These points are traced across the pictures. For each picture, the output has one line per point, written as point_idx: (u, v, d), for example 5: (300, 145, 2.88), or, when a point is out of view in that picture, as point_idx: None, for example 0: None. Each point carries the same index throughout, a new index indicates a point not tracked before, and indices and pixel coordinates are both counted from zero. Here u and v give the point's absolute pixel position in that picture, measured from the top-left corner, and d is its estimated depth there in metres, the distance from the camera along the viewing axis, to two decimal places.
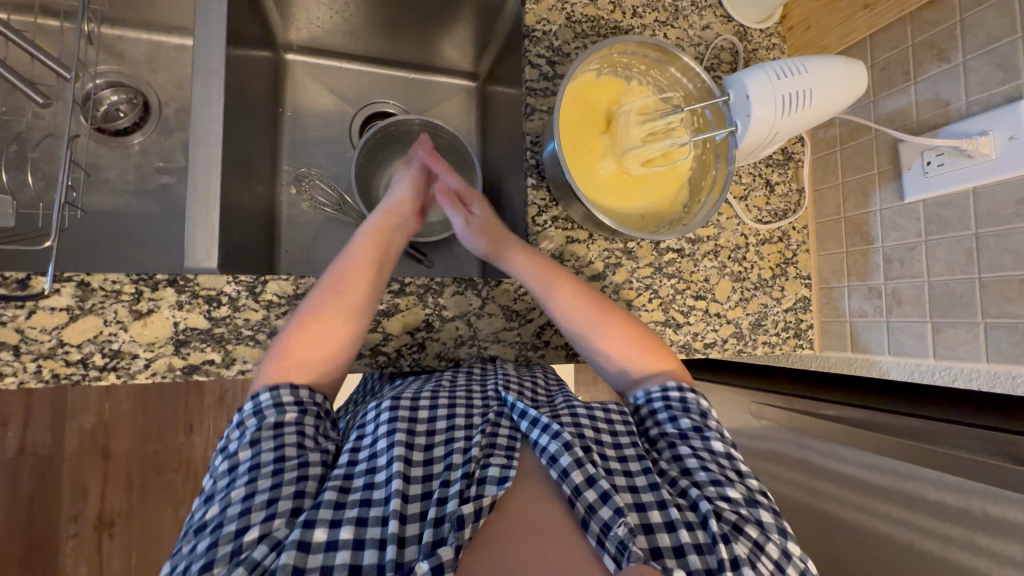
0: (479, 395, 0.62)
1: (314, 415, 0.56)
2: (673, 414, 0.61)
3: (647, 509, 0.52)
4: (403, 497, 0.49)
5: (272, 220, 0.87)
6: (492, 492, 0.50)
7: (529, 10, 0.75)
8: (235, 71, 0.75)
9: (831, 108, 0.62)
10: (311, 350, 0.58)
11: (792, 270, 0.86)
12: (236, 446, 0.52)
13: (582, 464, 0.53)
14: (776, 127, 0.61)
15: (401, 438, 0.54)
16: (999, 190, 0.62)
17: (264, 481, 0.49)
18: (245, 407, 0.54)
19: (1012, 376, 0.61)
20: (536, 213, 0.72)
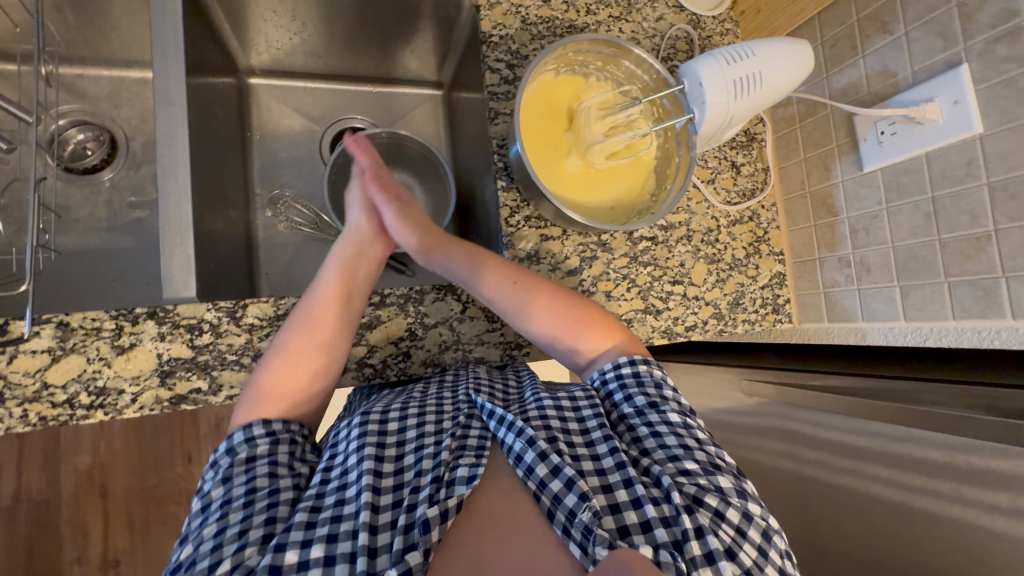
0: (450, 399, 0.63)
1: (287, 442, 0.57)
2: (628, 392, 0.63)
3: (614, 490, 0.54)
4: (372, 508, 0.51)
5: (249, 245, 0.87)
6: (459, 493, 0.52)
7: (484, 16, 0.76)
8: (198, 100, 0.76)
9: (781, 89, 0.64)
10: (292, 386, 0.59)
11: (765, 247, 0.88)
12: (210, 483, 0.54)
13: (546, 456, 0.54)
14: (730, 112, 0.63)
15: (370, 452, 0.55)
16: (949, 154, 0.64)
17: (234, 512, 0.49)
18: (220, 447, 0.56)
19: (979, 330, 0.63)
20: (508, 214, 0.73)
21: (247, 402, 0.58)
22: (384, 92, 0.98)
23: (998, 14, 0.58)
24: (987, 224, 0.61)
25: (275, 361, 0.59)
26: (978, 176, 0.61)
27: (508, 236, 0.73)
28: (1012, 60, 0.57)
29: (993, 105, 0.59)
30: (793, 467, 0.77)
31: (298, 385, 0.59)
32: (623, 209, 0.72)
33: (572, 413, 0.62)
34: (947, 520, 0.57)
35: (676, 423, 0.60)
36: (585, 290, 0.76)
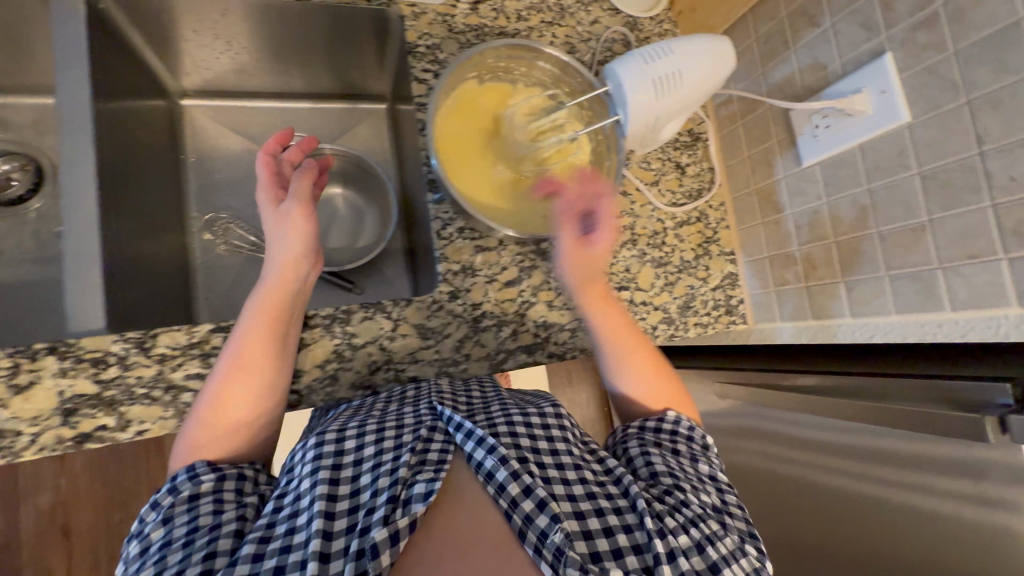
0: (412, 413, 0.59)
1: (234, 475, 0.53)
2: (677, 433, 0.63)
3: (585, 515, 0.51)
4: (326, 536, 0.46)
5: (185, 269, 0.84)
6: (416, 511, 0.48)
7: (409, 26, 0.75)
8: (119, 124, 0.74)
9: (708, 86, 0.62)
10: (224, 436, 0.55)
11: (715, 248, 0.85)
12: (152, 520, 0.49)
13: (519, 476, 0.52)
14: (654, 112, 0.61)
15: (325, 477, 0.50)
16: (882, 144, 0.62)
17: (175, 553, 0.45)
18: (164, 487, 0.51)
19: (922, 325, 0.61)
20: (440, 226, 0.71)
21: (180, 447, 0.54)
22: (322, 108, 0.96)
23: (915, 1, 0.57)
24: (920, 215, 0.59)
25: (206, 408, 0.55)
26: (909, 166, 0.59)
27: (441, 249, 0.71)
28: (932, 47, 0.56)
29: (918, 93, 0.58)
30: (790, 472, 0.78)
31: (234, 434, 0.56)
32: (556, 214, 0.71)
33: (544, 431, 0.58)
34: (945, 518, 0.57)
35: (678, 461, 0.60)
36: (526, 301, 0.73)
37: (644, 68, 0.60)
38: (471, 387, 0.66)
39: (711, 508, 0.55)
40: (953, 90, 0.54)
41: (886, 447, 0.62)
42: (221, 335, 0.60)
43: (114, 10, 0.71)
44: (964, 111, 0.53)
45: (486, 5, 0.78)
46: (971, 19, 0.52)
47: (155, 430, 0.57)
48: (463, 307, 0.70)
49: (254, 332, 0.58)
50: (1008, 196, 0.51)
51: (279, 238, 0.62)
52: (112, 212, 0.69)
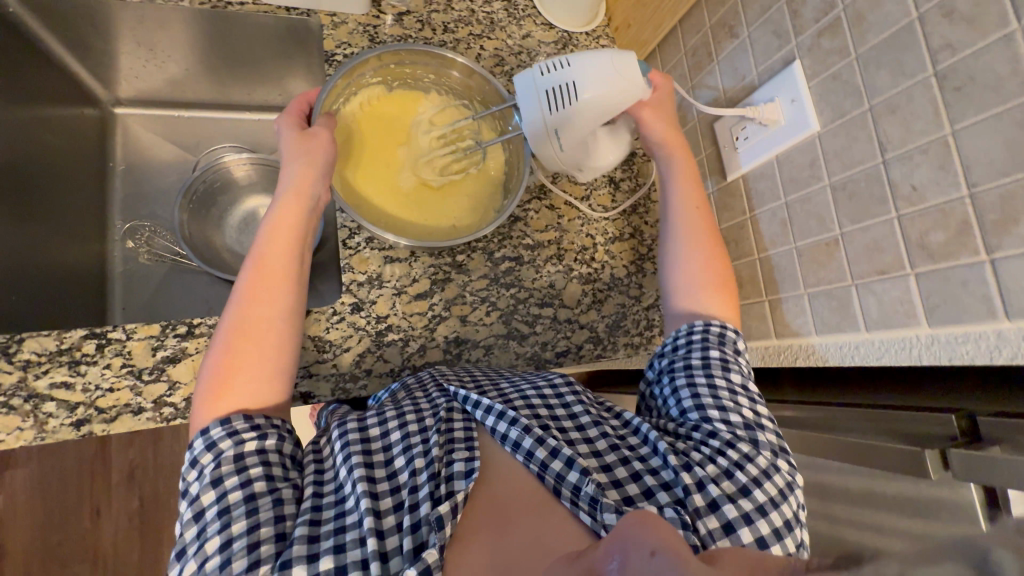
0: (424, 399, 0.58)
1: (274, 434, 0.50)
2: (706, 345, 0.57)
3: (612, 468, 0.51)
4: (375, 514, 0.45)
5: (101, 276, 0.82)
6: (462, 487, 0.47)
7: (327, 35, 0.74)
8: (33, 129, 0.74)
9: (602, 105, 0.58)
10: (241, 360, 0.51)
11: (650, 265, 0.81)
12: (197, 488, 0.46)
13: (543, 439, 0.51)
14: (551, 125, 0.59)
15: (359, 459, 0.49)
16: (796, 154, 0.58)
17: (239, 520, 0.43)
18: (195, 447, 0.48)
19: (839, 347, 0.56)
20: (346, 236, 0.69)
21: (200, 382, 0.51)
22: (262, 120, 0.93)
23: (819, 6, 0.55)
24: (833, 228, 0.55)
25: (225, 333, 0.52)
26: (820, 177, 0.56)
27: (346, 259, 0.68)
28: (836, 52, 0.53)
29: (826, 101, 0.55)
30: None
31: (252, 357, 0.52)
32: (461, 224, 0.70)
33: (558, 399, 0.58)
34: None
35: (709, 373, 0.55)
36: (437, 316, 0.70)
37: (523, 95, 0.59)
38: (473, 371, 0.65)
39: (743, 426, 0.52)
40: (856, 96, 0.51)
41: (829, 486, 0.58)
42: (95, 342, 0.57)
43: (26, 16, 0.71)
44: (867, 118, 0.50)
45: (411, 17, 0.78)
46: (868, 22, 0.50)
47: (10, 443, 0.54)
48: (367, 320, 0.67)
49: (269, 263, 0.55)
50: (910, 206, 0.47)
51: (292, 165, 0.58)
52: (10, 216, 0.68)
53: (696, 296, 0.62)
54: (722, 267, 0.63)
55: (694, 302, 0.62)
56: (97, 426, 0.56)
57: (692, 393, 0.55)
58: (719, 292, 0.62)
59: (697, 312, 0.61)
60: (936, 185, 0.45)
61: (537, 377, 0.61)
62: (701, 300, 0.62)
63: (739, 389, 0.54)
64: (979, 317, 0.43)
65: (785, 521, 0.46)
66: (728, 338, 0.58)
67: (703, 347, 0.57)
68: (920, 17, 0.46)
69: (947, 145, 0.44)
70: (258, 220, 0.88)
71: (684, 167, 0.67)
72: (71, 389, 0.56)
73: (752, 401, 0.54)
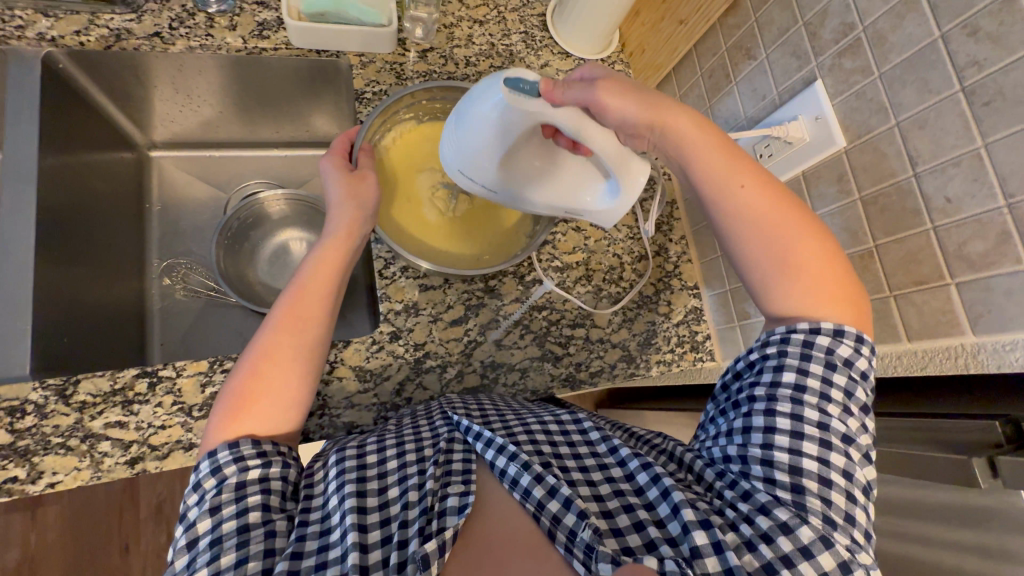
0: (428, 428, 0.58)
1: (278, 463, 0.51)
2: (779, 365, 0.51)
3: (613, 514, 0.50)
4: (361, 549, 0.46)
5: (140, 314, 0.83)
6: (453, 523, 0.48)
7: (356, 75, 0.77)
8: (79, 177, 0.77)
9: (472, 133, 0.52)
10: (264, 382, 0.53)
11: (677, 282, 0.82)
12: (195, 513, 0.48)
13: (542, 477, 0.51)
14: (458, 167, 0.58)
15: (351, 490, 0.50)
16: (824, 170, 0.60)
17: (228, 554, 0.45)
18: (200, 468, 0.49)
19: (881, 359, 0.56)
20: (382, 266, 0.71)
21: (222, 401, 0.53)
22: (291, 155, 0.97)
23: (838, 29, 0.57)
24: (867, 241, 0.56)
25: (255, 356, 0.54)
26: (850, 192, 0.57)
27: (382, 288, 0.70)
28: (858, 71, 0.55)
29: (851, 118, 0.56)
30: None
31: (276, 380, 0.54)
32: (485, 254, 0.71)
33: (563, 436, 0.57)
34: None
35: (770, 406, 0.50)
36: (472, 340, 0.71)
37: (452, 153, 0.57)
38: (482, 403, 0.64)
39: (788, 489, 0.47)
40: (882, 112, 0.53)
41: None
42: (146, 381, 0.59)
43: (76, 72, 0.74)
44: (895, 134, 0.52)
45: (434, 53, 0.81)
46: (890, 42, 0.52)
47: (68, 484, 0.55)
48: (405, 348, 0.69)
49: (301, 289, 0.58)
50: (947, 218, 0.48)
51: (343, 197, 0.62)
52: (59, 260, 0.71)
53: (788, 299, 0.53)
54: (817, 253, 0.52)
55: (782, 303, 0.53)
56: (150, 464, 0.57)
57: (741, 421, 0.51)
58: (814, 290, 0.52)
59: (793, 317, 0.53)
60: (972, 196, 0.46)
61: (543, 412, 0.61)
62: (802, 304, 0.52)
63: (814, 403, 0.49)
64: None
65: (836, 562, 0.43)
66: (846, 337, 0.49)
67: (778, 358, 0.51)
68: (943, 36, 0.47)
69: (979, 158, 0.45)
70: (289, 253, 0.91)
71: (710, 153, 0.55)
72: (125, 428, 0.57)
73: (846, 409, 0.49)
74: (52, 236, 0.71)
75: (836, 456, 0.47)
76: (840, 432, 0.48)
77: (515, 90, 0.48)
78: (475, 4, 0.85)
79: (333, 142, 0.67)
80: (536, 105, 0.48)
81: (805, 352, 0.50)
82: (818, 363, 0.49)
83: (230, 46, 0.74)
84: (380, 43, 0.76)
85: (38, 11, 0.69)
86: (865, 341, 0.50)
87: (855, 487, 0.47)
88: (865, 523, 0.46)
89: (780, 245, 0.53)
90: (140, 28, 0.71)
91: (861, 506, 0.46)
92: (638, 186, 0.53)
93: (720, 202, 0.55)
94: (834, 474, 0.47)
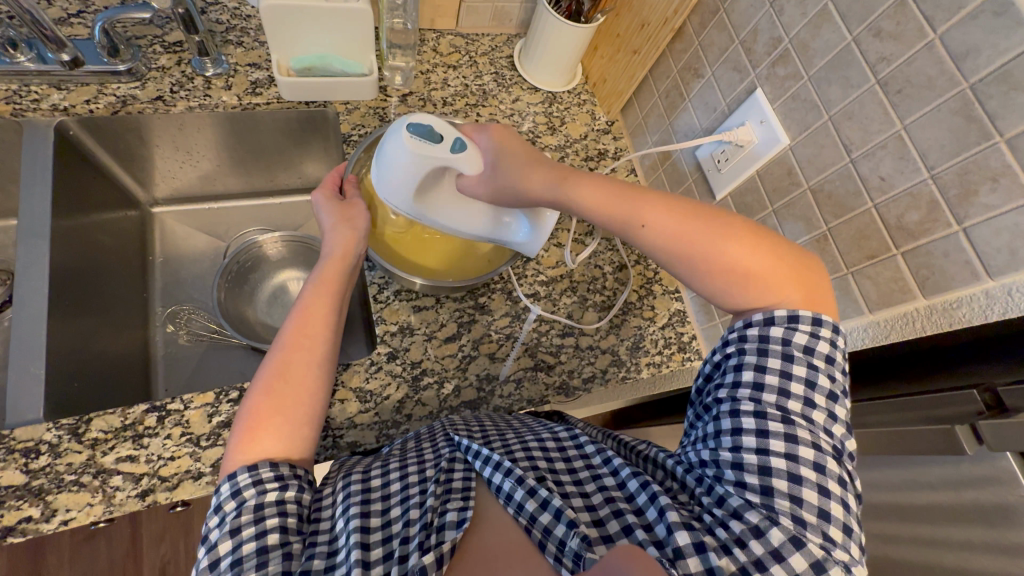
0: (431, 450, 0.59)
1: (296, 486, 0.52)
2: (740, 363, 0.54)
3: (604, 521, 0.51)
4: (364, 565, 0.48)
5: (145, 361, 0.86)
6: (451, 537, 0.49)
7: (343, 121, 0.84)
8: (87, 233, 0.82)
9: (392, 176, 0.60)
10: (283, 401, 0.56)
11: (658, 288, 0.85)
12: (216, 534, 0.49)
13: (535, 491, 0.52)
14: (387, 203, 0.65)
15: (356, 511, 0.52)
16: (774, 166, 0.65)
17: (249, 573, 0.46)
18: (222, 491, 0.51)
19: (851, 333, 0.60)
20: (376, 291, 0.76)
21: (239, 427, 0.55)
22: (285, 202, 1.02)
23: (769, 42, 0.64)
24: (820, 225, 0.60)
25: (268, 377, 0.57)
26: (799, 183, 0.62)
27: (378, 311, 0.75)
28: (791, 77, 0.61)
29: (790, 119, 0.62)
30: None
31: (291, 401, 0.56)
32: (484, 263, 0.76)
33: (559, 453, 0.60)
34: None
35: (735, 408, 0.52)
36: (467, 355, 0.75)
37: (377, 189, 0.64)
38: (484, 422, 0.66)
39: (757, 491, 0.48)
40: (815, 110, 0.59)
41: None
42: (156, 415, 0.61)
43: (85, 137, 0.80)
44: (829, 126, 0.57)
45: (414, 96, 0.88)
46: (813, 48, 0.58)
47: (81, 520, 0.56)
48: (403, 367, 0.72)
49: (301, 321, 0.61)
50: (884, 195, 0.53)
51: (334, 231, 0.68)
52: (69, 310, 0.75)
53: (736, 295, 0.56)
54: (746, 259, 0.55)
55: (733, 299, 0.57)
56: (160, 495, 0.58)
57: (713, 425, 0.53)
58: (754, 286, 0.55)
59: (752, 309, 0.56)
60: (901, 173, 0.51)
61: (542, 430, 0.64)
62: (749, 297, 0.56)
63: (773, 402, 0.51)
64: (966, 282, 0.48)
65: (809, 563, 0.44)
66: (800, 323, 0.52)
67: (738, 357, 0.55)
68: (855, 39, 0.54)
69: (901, 138, 0.51)
70: (288, 292, 0.94)
71: (598, 198, 0.60)
72: (136, 462, 0.59)
73: (809, 403, 0.51)
74: (63, 289, 0.75)
75: (804, 450, 0.48)
76: (800, 416, 0.50)
77: (415, 138, 0.57)
78: (448, 52, 0.93)
79: (324, 176, 0.74)
80: (432, 151, 0.57)
81: (761, 346, 0.53)
82: (775, 356, 0.52)
83: (225, 104, 0.81)
84: (362, 90, 0.83)
85: (52, 85, 0.76)
86: (822, 320, 0.53)
87: (828, 478, 0.48)
88: (843, 516, 0.47)
89: (707, 263, 0.56)
90: (144, 93, 0.78)
91: (836, 498, 0.47)
92: (545, 223, 0.65)
93: (642, 249, 0.60)
94: (803, 469, 0.48)
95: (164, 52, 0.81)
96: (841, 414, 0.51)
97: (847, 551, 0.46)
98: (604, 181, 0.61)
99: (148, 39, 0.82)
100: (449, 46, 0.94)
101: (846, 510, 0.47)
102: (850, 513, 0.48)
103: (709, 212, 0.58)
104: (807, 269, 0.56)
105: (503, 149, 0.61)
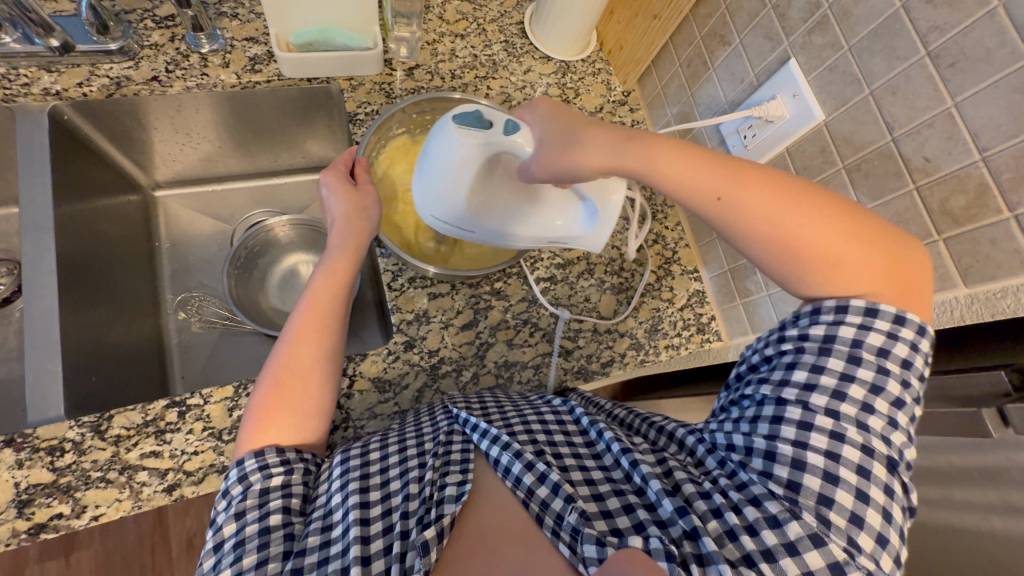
0: (430, 425, 0.59)
1: (300, 469, 0.53)
2: (791, 363, 0.51)
3: (605, 498, 0.51)
4: (363, 542, 0.48)
5: (159, 349, 0.85)
6: (450, 511, 0.50)
7: (348, 98, 0.80)
8: (91, 221, 0.80)
9: (446, 171, 0.56)
10: (289, 395, 0.55)
11: (677, 267, 0.83)
12: (222, 517, 0.50)
13: (533, 466, 0.52)
14: (434, 213, 0.62)
15: (355, 487, 0.52)
16: (805, 143, 0.61)
17: (251, 555, 0.47)
18: (229, 476, 0.51)
19: None
20: (390, 278, 0.74)
21: (249, 415, 0.55)
22: (290, 182, 0.99)
23: (805, 8, 0.59)
24: None
25: (273, 373, 0.56)
26: (833, 162, 0.58)
27: (393, 300, 0.73)
28: (829, 46, 0.57)
29: (827, 92, 0.58)
30: None
31: (299, 393, 0.56)
32: None
33: (559, 426, 0.59)
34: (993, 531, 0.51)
35: (780, 408, 0.49)
36: (484, 343, 0.74)
37: (423, 202, 0.62)
38: (483, 396, 0.66)
39: (785, 490, 0.46)
40: (855, 83, 0.55)
41: None
42: (176, 410, 0.61)
43: (80, 122, 0.77)
44: (870, 102, 0.54)
45: (421, 69, 0.84)
46: (855, 16, 0.54)
47: (111, 515, 0.57)
48: (420, 356, 0.71)
49: (308, 311, 0.60)
50: (927, 177, 0.50)
51: (342, 206, 0.66)
52: (78, 303, 0.74)
53: (808, 281, 0.52)
54: (826, 236, 0.50)
55: (809, 289, 0.52)
56: (186, 489, 0.59)
57: (752, 410, 0.51)
58: (840, 273, 0.50)
59: (825, 297, 0.52)
60: (948, 154, 0.48)
61: (540, 404, 0.64)
62: (825, 286, 0.51)
63: (822, 406, 0.48)
64: (1014, 271, 0.46)
65: None
66: (906, 326, 0.48)
67: (795, 355, 0.51)
68: (904, 6, 0.50)
69: (951, 117, 0.47)
70: (298, 277, 0.92)
71: (672, 168, 0.53)
72: (160, 457, 0.59)
73: (892, 421, 0.47)
74: (71, 281, 0.74)
75: (850, 450, 0.46)
76: (852, 420, 0.47)
77: (460, 126, 0.53)
78: (455, 19, 0.88)
79: (336, 159, 0.71)
80: (480, 136, 0.53)
81: (822, 345, 0.50)
82: (838, 357, 0.49)
83: (224, 83, 0.77)
84: (367, 65, 0.79)
85: (41, 67, 0.72)
86: (906, 319, 0.48)
87: (870, 484, 0.45)
88: (880, 525, 0.44)
89: (783, 239, 0.51)
90: (138, 74, 0.74)
91: (875, 506, 0.44)
92: (616, 203, 0.57)
93: (704, 220, 0.54)
94: (842, 469, 0.45)
95: (155, 27, 0.77)
96: (904, 421, 0.47)
97: (873, 560, 0.43)
98: (668, 145, 0.54)
99: (138, 13, 0.77)
100: (456, 13, 0.88)
101: (886, 520, 0.44)
102: (891, 523, 0.44)
103: (786, 181, 0.52)
104: (900, 257, 0.49)
105: (558, 123, 0.55)
